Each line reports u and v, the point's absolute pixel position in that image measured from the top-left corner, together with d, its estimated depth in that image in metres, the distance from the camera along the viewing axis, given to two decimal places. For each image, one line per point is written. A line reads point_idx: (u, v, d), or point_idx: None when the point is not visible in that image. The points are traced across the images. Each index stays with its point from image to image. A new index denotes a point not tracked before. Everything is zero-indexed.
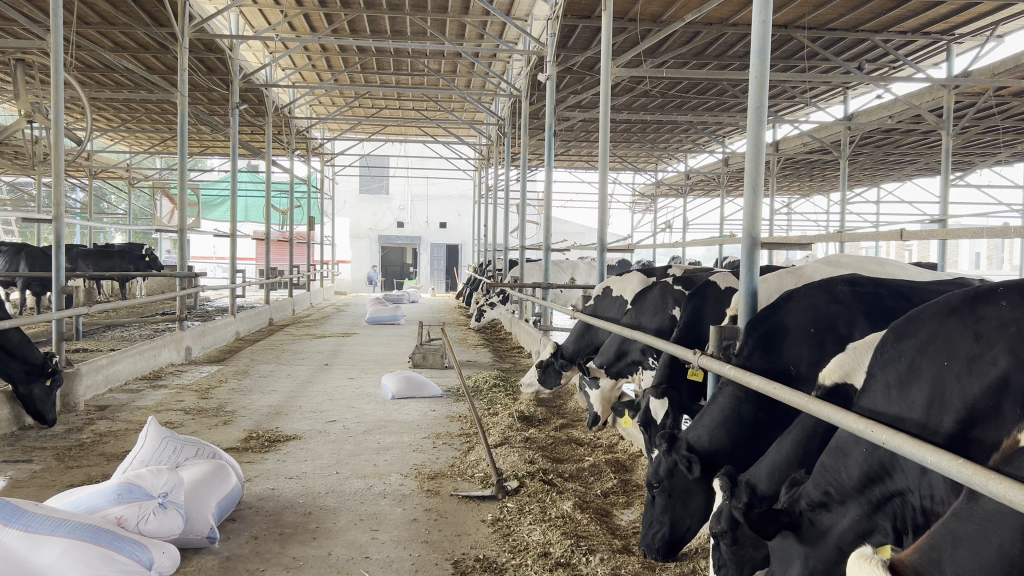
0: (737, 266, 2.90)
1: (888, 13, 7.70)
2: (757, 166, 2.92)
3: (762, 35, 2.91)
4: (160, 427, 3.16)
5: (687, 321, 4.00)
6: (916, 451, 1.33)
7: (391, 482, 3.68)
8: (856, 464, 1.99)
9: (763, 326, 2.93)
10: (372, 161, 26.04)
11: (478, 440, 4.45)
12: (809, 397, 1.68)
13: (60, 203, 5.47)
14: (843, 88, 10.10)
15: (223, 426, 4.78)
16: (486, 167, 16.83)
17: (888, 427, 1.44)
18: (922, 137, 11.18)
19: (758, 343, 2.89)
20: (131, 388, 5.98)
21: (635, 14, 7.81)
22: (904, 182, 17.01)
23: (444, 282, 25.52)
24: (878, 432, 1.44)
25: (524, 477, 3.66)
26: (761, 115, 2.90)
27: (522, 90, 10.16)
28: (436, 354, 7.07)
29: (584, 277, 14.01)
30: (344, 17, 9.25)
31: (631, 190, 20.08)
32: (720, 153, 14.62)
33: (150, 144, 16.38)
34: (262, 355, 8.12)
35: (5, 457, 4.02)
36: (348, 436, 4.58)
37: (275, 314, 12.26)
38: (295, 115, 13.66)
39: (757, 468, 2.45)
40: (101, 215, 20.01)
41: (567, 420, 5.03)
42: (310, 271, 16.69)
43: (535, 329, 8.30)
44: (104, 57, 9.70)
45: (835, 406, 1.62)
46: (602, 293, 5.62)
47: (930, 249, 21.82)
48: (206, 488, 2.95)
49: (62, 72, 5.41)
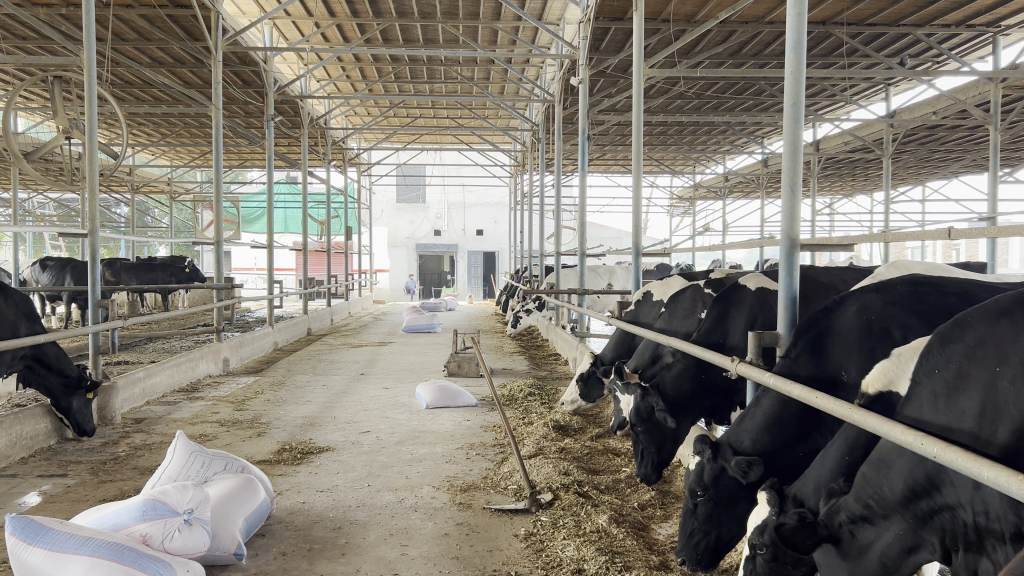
0: (777, 268, 2.83)
1: (932, 7, 7.48)
2: (795, 165, 2.81)
3: (797, 28, 2.78)
4: (189, 441, 3.12)
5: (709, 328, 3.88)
6: (972, 466, 1.25)
7: (424, 495, 3.61)
8: (900, 477, 1.88)
9: (814, 328, 2.76)
10: (410, 170, 26.17)
11: (512, 450, 4.37)
12: (854, 408, 1.62)
13: (95, 217, 5.50)
14: (884, 84, 9.87)
15: (256, 438, 4.76)
16: (522, 174, 16.74)
17: (939, 439, 1.37)
18: (969, 133, 10.86)
19: (807, 346, 2.74)
20: (168, 400, 5.99)
21: (668, 15, 7.69)
22: (951, 179, 16.59)
23: (481, 289, 25.48)
24: (929, 445, 1.36)
25: (559, 489, 3.56)
26: (798, 112, 2.80)
27: (556, 96, 10.08)
28: (471, 362, 7.00)
29: (622, 282, 13.86)
30: (377, 27, 9.28)
31: (668, 194, 19.88)
32: (758, 154, 14.38)
33: (190, 158, 16.61)
34: (298, 366, 8.13)
35: (40, 472, 4.04)
36: (381, 447, 4.52)
37: (313, 324, 12.30)
38: (331, 125, 13.73)
39: (802, 484, 2.33)
40: (143, 229, 20.37)
41: (603, 429, 4.92)
42: (348, 281, 16.74)
43: (571, 336, 8.19)
44: (143, 73, 9.85)
45: (881, 416, 1.56)
46: (642, 297, 5.52)
47: (979, 249, 21.24)
48: (234, 504, 2.91)
49: (95, 87, 5.45)
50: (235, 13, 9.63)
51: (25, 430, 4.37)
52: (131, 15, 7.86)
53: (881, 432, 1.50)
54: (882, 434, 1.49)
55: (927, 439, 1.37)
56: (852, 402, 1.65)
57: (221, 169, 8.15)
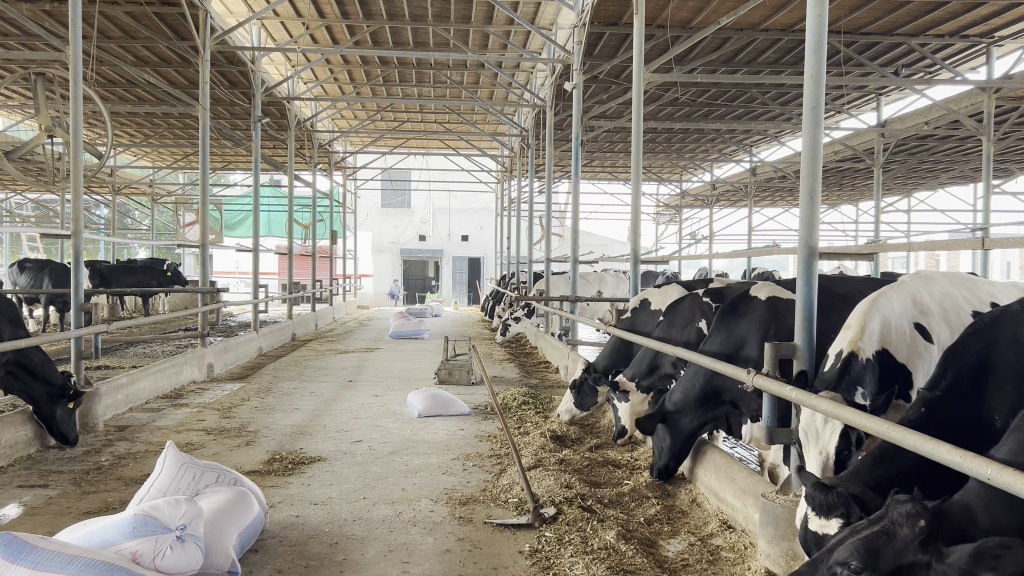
0: (795, 278, 2.77)
1: (928, 16, 7.46)
2: (814, 166, 2.73)
3: (817, 30, 2.71)
4: (179, 451, 2.98)
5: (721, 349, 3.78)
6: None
7: (422, 508, 3.49)
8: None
9: (965, 362, 2.45)
10: (395, 174, 26.04)
11: (511, 461, 4.26)
12: (897, 428, 1.66)
13: (79, 219, 5.33)
14: (875, 94, 9.89)
15: (244, 448, 4.62)
16: (509, 179, 16.69)
17: (990, 461, 1.38)
18: (959, 143, 10.89)
19: (958, 379, 2.42)
20: (152, 407, 5.83)
21: (665, 20, 7.62)
22: (937, 190, 16.69)
23: (466, 295, 25.32)
24: (981, 466, 1.37)
25: (562, 503, 3.45)
26: (818, 116, 2.74)
27: (547, 101, 10.00)
28: (463, 370, 6.89)
29: (611, 290, 13.80)
30: (366, 29, 9.18)
31: (655, 201, 19.86)
32: (747, 162, 14.36)
33: (173, 160, 16.34)
34: (285, 372, 7.97)
35: (21, 483, 3.88)
36: (375, 458, 4.39)
37: (297, 330, 12.11)
38: (317, 128, 13.59)
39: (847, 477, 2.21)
40: (124, 231, 20.09)
41: (601, 440, 4.81)
42: (333, 286, 16.46)
43: (563, 343, 8.09)
44: (127, 72, 9.65)
45: (925, 435, 1.58)
46: (639, 305, 5.40)
47: (961, 259, 21.42)
48: (227, 518, 2.79)
49: (80, 86, 5.28)
50: (223, 12, 9.49)
51: (4, 438, 4.20)
52: (118, 12, 7.72)
53: (925, 451, 1.53)
54: (926, 453, 1.52)
55: (979, 461, 1.39)
56: (889, 420, 1.71)
57: (207, 170, 7.98)
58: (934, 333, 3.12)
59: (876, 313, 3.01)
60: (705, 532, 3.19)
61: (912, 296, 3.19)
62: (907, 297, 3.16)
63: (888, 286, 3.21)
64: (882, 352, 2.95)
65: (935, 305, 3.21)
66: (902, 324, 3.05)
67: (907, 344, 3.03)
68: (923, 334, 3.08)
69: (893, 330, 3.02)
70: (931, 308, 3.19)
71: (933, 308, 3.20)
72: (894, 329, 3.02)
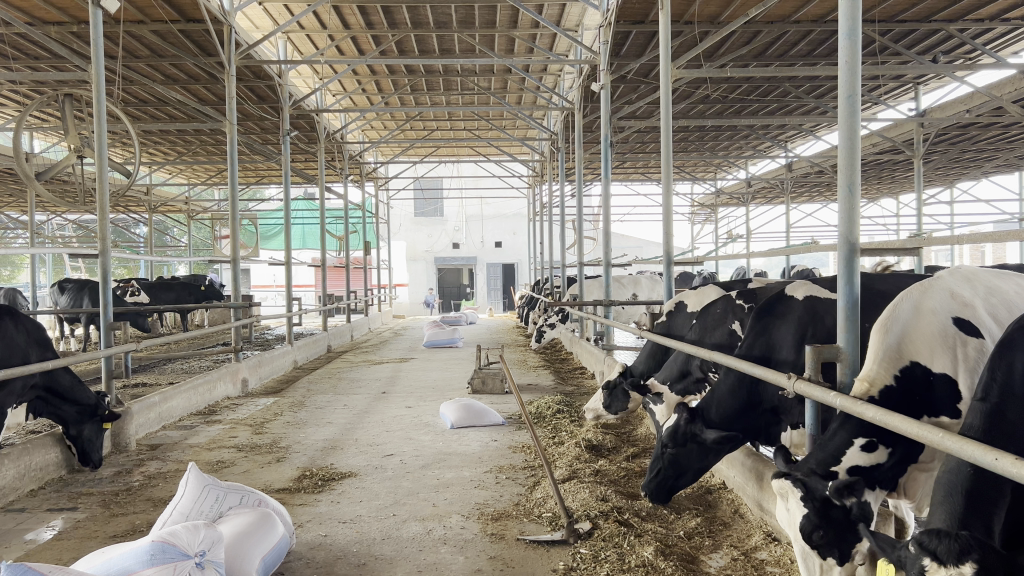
0: (835, 277, 2.63)
1: (965, 1, 7.21)
2: (853, 162, 2.59)
3: (852, 13, 2.56)
4: (202, 473, 2.91)
5: (761, 353, 3.60)
6: None
7: (453, 525, 3.38)
8: None
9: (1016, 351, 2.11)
10: (427, 183, 26.12)
11: (544, 473, 4.14)
12: (949, 435, 1.54)
13: (107, 239, 5.31)
14: (913, 83, 9.62)
15: (275, 464, 4.55)
16: (541, 184, 16.59)
17: None
18: (1003, 130, 10.55)
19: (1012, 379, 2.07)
20: (185, 424, 5.81)
21: (693, 16, 7.47)
22: (980, 179, 16.22)
23: (502, 301, 25.22)
24: None
25: (598, 517, 3.33)
26: (855, 104, 2.58)
27: (576, 103, 9.83)
28: (496, 379, 6.78)
29: (646, 292, 13.60)
30: (392, 38, 9.13)
31: (689, 200, 19.60)
32: (783, 158, 14.10)
33: (207, 176, 16.50)
34: (318, 385, 7.93)
35: (50, 506, 3.84)
36: (406, 472, 4.30)
37: (333, 340, 12.12)
38: (347, 140, 13.63)
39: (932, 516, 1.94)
40: (162, 248, 20.31)
41: (638, 449, 4.66)
42: (368, 296, 16.42)
43: (597, 349, 7.94)
44: (156, 90, 9.72)
45: (981, 443, 1.46)
46: (675, 309, 5.22)
47: (1007, 251, 20.86)
48: (250, 541, 2.71)
49: (104, 105, 5.25)
50: (249, 27, 9.53)
51: (35, 460, 4.18)
52: (143, 31, 7.74)
53: (987, 463, 1.38)
54: (988, 465, 1.37)
55: None
56: (944, 429, 1.57)
57: (237, 186, 7.89)
58: (984, 326, 2.55)
59: (891, 333, 2.59)
60: (748, 545, 3.05)
61: (948, 290, 2.67)
62: (941, 294, 2.66)
63: (914, 285, 2.72)
64: (903, 372, 2.53)
65: (979, 296, 2.66)
66: (930, 329, 2.58)
67: (942, 351, 2.54)
68: (966, 329, 2.55)
69: (920, 341, 2.57)
70: (975, 300, 2.64)
71: (977, 300, 2.65)
72: (918, 340, 2.57)
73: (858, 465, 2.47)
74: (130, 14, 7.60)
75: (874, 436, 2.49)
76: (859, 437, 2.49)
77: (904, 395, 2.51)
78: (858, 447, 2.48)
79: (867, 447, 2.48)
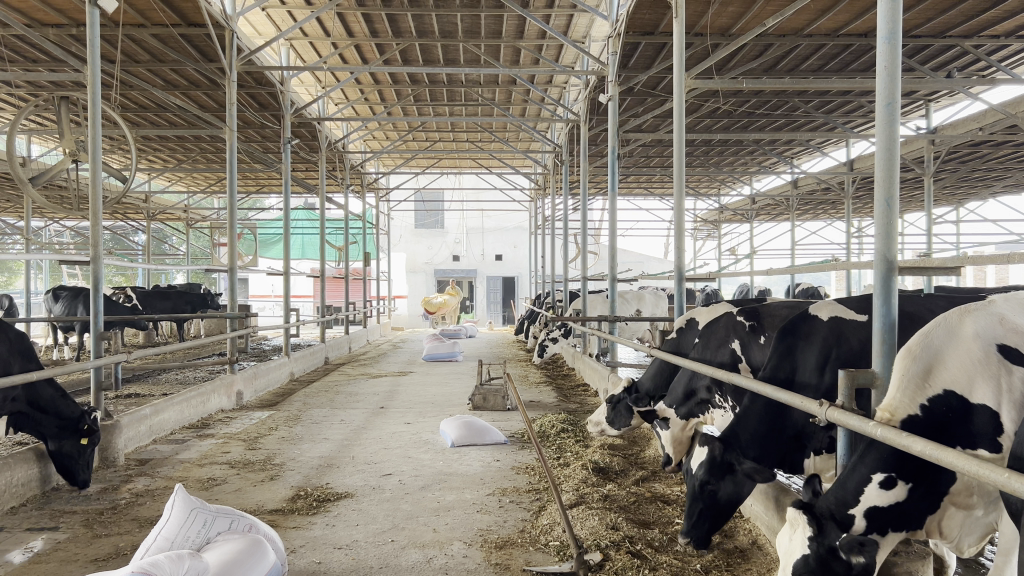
0: (870, 294, 2.48)
1: (983, 15, 7.06)
2: (889, 174, 2.44)
3: (892, 17, 2.42)
4: (190, 494, 2.70)
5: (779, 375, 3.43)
6: None
7: (454, 553, 3.19)
8: None
9: None
10: (428, 195, 26.03)
11: (550, 497, 3.95)
12: (1015, 478, 1.32)
13: (100, 244, 5.12)
14: (925, 101, 9.51)
15: (268, 483, 4.36)
16: (543, 197, 16.44)
17: None
18: (1015, 149, 10.43)
19: None
20: (176, 438, 5.62)
21: (704, 27, 7.33)
22: (988, 199, 16.11)
23: (501, 315, 25.01)
24: None
25: (608, 548, 3.14)
26: (894, 112, 2.44)
27: (581, 116, 9.66)
28: (497, 396, 6.60)
29: (650, 308, 13.45)
30: (396, 47, 9.00)
31: (693, 217, 19.44)
32: (789, 174, 13.97)
33: (207, 184, 16.33)
34: (314, 398, 7.74)
35: (29, 525, 3.64)
36: (405, 494, 4.11)
37: (330, 353, 11.93)
38: (349, 149, 13.49)
39: None
40: (160, 257, 20.11)
41: (646, 472, 4.49)
42: (367, 308, 16.22)
43: (601, 366, 7.75)
44: (155, 95, 9.60)
45: None
46: (685, 325, 4.96)
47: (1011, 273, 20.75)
48: (237, 571, 2.51)
49: (99, 106, 5.07)
50: (251, 34, 9.42)
51: (15, 476, 3.99)
52: (143, 35, 7.59)
53: None
54: None
55: None
56: (1008, 469, 1.36)
57: (234, 193, 7.68)
58: None
59: (922, 357, 2.41)
60: None
61: (996, 316, 2.43)
62: (984, 318, 2.44)
63: (956, 309, 2.51)
64: (931, 402, 2.35)
65: None
66: (967, 355, 2.37)
67: (981, 379, 2.33)
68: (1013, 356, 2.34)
69: (956, 368, 2.37)
70: None
71: None
72: (954, 369, 2.37)
73: (875, 506, 2.30)
74: (130, 17, 7.45)
75: (894, 472, 2.30)
76: (879, 473, 2.31)
77: (932, 426, 2.34)
78: (876, 484, 2.30)
79: (885, 484, 2.30)
